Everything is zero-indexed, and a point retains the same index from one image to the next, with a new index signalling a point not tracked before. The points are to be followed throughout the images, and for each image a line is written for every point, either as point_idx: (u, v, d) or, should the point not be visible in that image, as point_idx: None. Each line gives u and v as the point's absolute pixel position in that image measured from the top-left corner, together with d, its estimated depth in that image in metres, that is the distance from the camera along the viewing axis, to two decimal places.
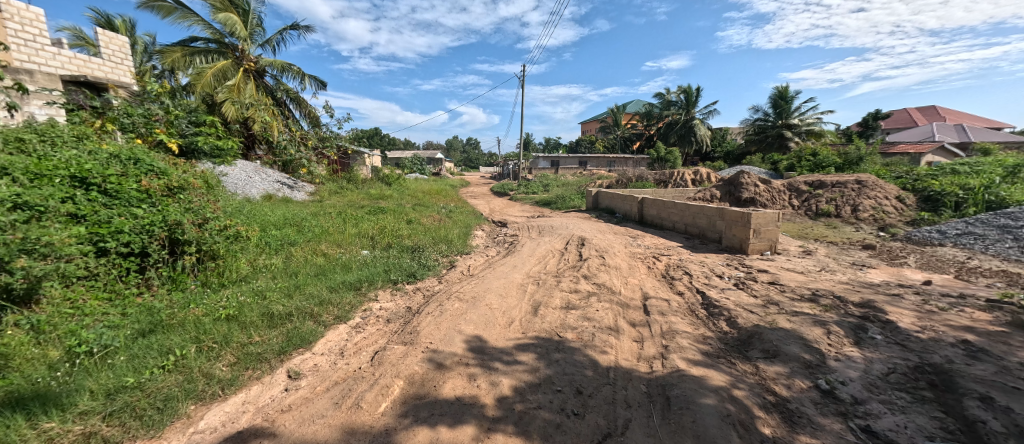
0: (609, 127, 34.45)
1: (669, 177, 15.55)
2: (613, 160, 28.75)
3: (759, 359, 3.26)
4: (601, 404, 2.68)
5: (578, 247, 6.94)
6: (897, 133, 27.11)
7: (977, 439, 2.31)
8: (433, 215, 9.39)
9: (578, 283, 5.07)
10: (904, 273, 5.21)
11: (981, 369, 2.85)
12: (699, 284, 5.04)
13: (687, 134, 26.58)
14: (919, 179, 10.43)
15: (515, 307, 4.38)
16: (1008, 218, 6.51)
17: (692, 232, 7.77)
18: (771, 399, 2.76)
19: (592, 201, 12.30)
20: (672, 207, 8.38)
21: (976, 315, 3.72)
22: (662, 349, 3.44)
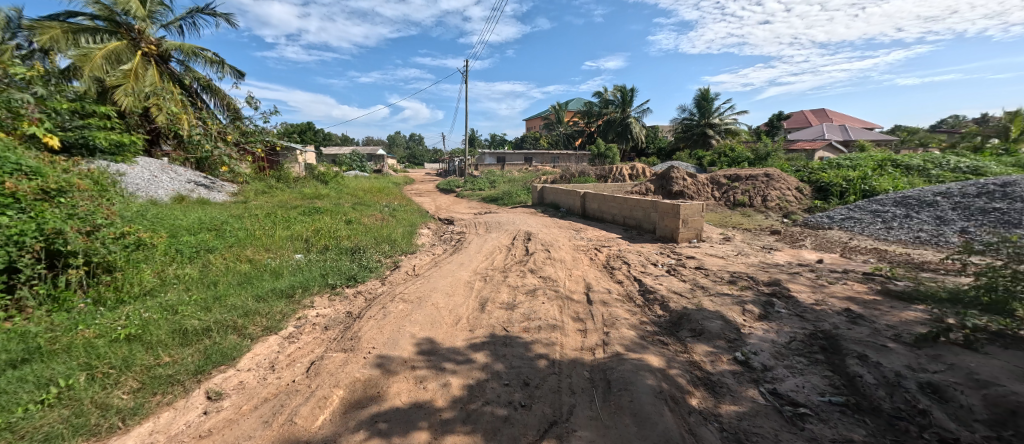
0: (552, 124, 35.30)
1: (609, 172, 16.33)
2: (557, 156, 29.55)
3: (688, 338, 3.61)
4: (547, 394, 2.84)
5: (525, 242, 7.12)
6: (799, 132, 30.52)
7: (856, 391, 2.75)
8: (375, 214, 9.13)
9: (524, 278, 5.25)
10: (802, 254, 5.99)
11: (859, 332, 3.39)
12: (637, 272, 5.42)
13: (624, 132, 27.97)
14: (813, 172, 11.93)
15: (463, 304, 4.45)
16: (878, 203, 7.67)
17: (630, 224, 8.27)
18: (697, 373, 3.08)
19: (537, 197, 12.60)
20: (610, 201, 8.84)
21: (856, 286, 4.40)
22: (603, 336, 3.70)
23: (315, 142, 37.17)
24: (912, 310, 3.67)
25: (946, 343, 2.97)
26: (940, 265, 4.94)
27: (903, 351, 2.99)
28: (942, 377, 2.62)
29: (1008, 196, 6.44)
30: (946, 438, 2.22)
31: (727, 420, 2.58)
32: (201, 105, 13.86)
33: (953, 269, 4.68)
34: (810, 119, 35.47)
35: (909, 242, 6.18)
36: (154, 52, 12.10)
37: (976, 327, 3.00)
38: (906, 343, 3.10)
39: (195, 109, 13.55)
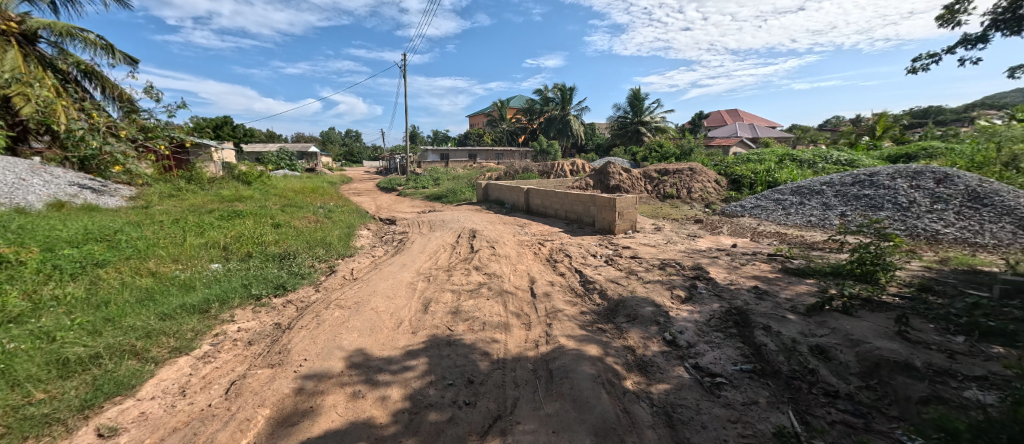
0: (494, 121, 35.41)
1: (551, 168, 16.79)
2: (501, 153, 29.71)
3: (623, 323, 3.88)
4: (491, 390, 2.93)
5: (470, 239, 7.16)
6: (719, 129, 33.36)
7: (762, 357, 3.12)
8: (307, 216, 8.65)
9: (469, 276, 5.30)
10: (721, 239, 6.64)
11: (765, 306, 3.85)
12: (578, 264, 5.69)
13: (564, 129, 28.82)
14: (729, 165, 13.17)
15: (405, 307, 4.41)
16: (779, 192, 8.66)
17: (571, 218, 8.60)
18: (631, 356, 3.33)
19: (482, 194, 12.63)
20: (552, 196, 9.12)
21: (762, 266, 4.98)
22: (546, 328, 3.86)
23: (237, 139, 34.14)
24: (805, 284, 4.23)
25: (830, 310, 3.48)
26: (827, 244, 5.73)
27: (798, 320, 3.45)
28: (827, 339, 3.07)
29: (876, 182, 7.59)
30: (829, 391, 2.61)
31: (656, 395, 2.83)
32: (83, 95, 12.20)
33: (837, 247, 5.44)
34: (728, 118, 38.94)
35: (804, 226, 7.08)
36: (14, 32, 10.52)
37: (852, 295, 3.55)
38: (801, 312, 3.58)
39: (75, 100, 11.83)
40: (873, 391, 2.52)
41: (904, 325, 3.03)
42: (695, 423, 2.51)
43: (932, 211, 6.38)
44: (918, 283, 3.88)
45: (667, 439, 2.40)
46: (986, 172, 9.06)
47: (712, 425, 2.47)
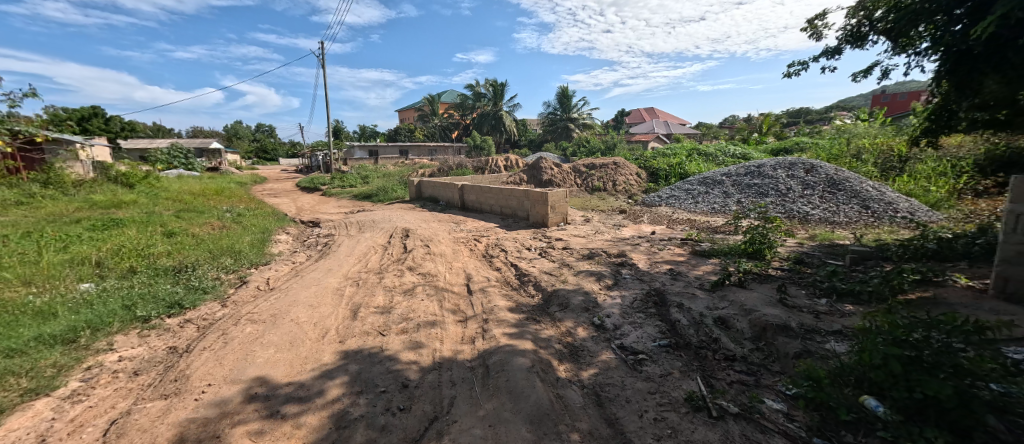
0: (424, 116, 34.54)
1: (485, 163, 16.86)
2: (434, 149, 29.14)
3: (557, 312, 4.04)
4: (427, 392, 2.84)
5: (403, 239, 6.99)
6: (640, 126, 35.76)
7: (676, 332, 3.45)
8: (210, 222, 7.83)
9: (402, 277, 5.18)
10: (643, 227, 7.19)
11: (678, 285, 4.28)
12: (513, 258, 5.82)
13: (496, 125, 28.98)
14: (648, 159, 14.21)
15: (330, 315, 4.20)
16: (689, 183, 9.55)
17: (506, 212, 8.73)
18: (567, 342, 3.45)
19: (415, 191, 12.32)
20: (486, 191, 9.19)
21: (677, 250, 5.50)
22: (483, 323, 3.88)
23: (118, 135, 29.57)
24: (711, 264, 4.74)
25: (730, 286, 3.95)
26: (729, 228, 6.45)
27: (705, 295, 3.88)
28: (727, 311, 3.49)
29: (764, 172, 8.68)
30: (728, 356, 2.97)
31: (589, 376, 2.94)
32: None
33: (736, 229, 6.15)
34: (647, 115, 41.91)
35: (709, 213, 7.89)
36: None
37: (746, 271, 4.06)
38: (707, 289, 4.02)
39: None
40: (765, 354, 2.90)
41: (784, 293, 3.56)
42: (620, 398, 2.64)
43: (805, 196, 7.49)
44: (796, 257, 4.55)
45: (598, 417, 2.49)
46: (848, 161, 10.77)
47: (635, 398, 2.60)
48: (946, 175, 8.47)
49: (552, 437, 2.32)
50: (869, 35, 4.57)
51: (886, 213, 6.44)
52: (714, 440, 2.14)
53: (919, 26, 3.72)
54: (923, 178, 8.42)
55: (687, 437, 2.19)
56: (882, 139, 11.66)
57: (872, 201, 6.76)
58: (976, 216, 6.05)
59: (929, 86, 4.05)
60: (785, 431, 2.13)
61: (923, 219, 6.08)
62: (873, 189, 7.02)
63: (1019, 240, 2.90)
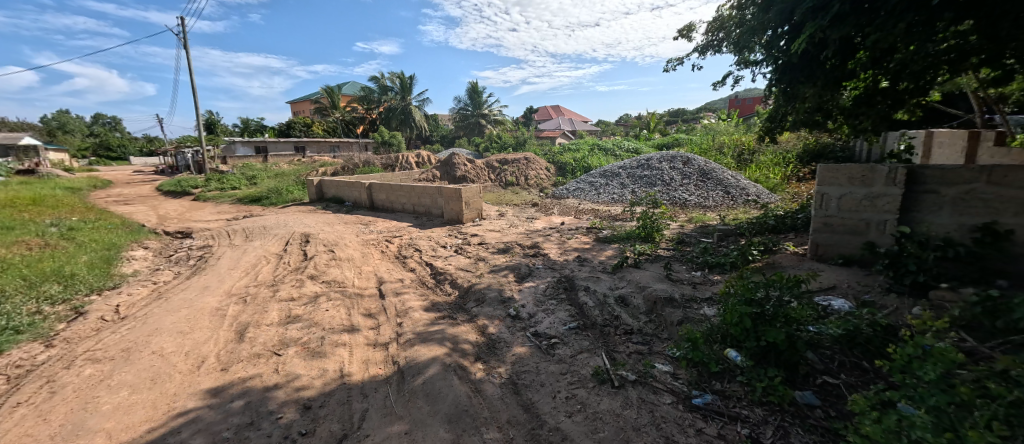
0: (323, 110, 31.95)
1: (395, 160, 16.25)
2: (336, 145, 27.19)
3: (473, 307, 4.05)
4: (334, 409, 2.63)
5: (301, 246, 6.46)
6: (548, 123, 37.36)
7: (584, 312, 3.67)
8: (30, 242, 6.38)
9: (302, 288, 4.79)
10: (553, 219, 7.58)
11: (585, 270, 4.62)
12: (428, 257, 5.72)
13: (405, 120, 28.00)
14: (555, 154, 14.97)
15: (210, 340, 3.71)
16: (591, 176, 10.29)
17: (419, 211, 8.55)
18: (484, 334, 3.45)
19: (315, 192, 11.42)
20: (397, 189, 8.89)
21: (584, 238, 5.92)
22: (397, 327, 3.73)
23: None
24: (612, 250, 5.19)
25: (627, 268, 4.40)
26: (626, 215, 7.10)
27: (608, 278, 4.25)
28: (626, 290, 3.87)
29: (652, 164, 9.72)
30: (629, 329, 3.25)
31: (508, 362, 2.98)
32: None
33: (632, 216, 6.80)
34: (554, 113, 43.94)
35: (609, 202, 8.60)
36: None
37: (640, 254, 4.57)
38: (609, 272, 4.41)
39: None
40: (657, 324, 3.22)
41: (669, 269, 4.09)
42: (536, 383, 2.67)
43: (684, 185, 8.58)
44: (678, 238, 5.22)
45: (514, 404, 2.50)
46: (718, 154, 12.53)
47: (549, 381, 2.65)
48: (787, 163, 10.34)
49: (471, 433, 2.29)
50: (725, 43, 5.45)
51: (741, 197, 7.75)
52: (617, 407, 2.26)
53: (757, 42, 4.49)
54: (772, 166, 10.19)
55: (595, 409, 2.28)
56: (742, 135, 13.78)
57: (732, 188, 8.06)
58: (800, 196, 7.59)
59: (767, 93, 4.89)
60: (673, 389, 2.33)
61: (766, 201, 7.44)
62: (732, 178, 8.39)
63: (824, 214, 3.51)
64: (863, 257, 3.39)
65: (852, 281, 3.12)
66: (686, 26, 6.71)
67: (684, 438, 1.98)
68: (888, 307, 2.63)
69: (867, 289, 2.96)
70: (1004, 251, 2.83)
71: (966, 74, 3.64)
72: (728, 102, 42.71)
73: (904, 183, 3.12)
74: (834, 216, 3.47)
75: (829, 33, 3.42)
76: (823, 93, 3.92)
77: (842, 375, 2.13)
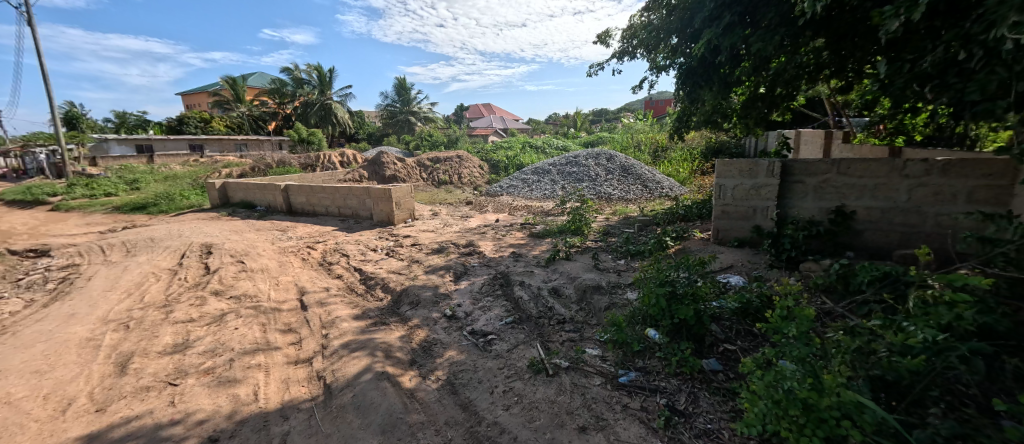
0: (225, 104, 28.67)
1: (315, 160, 15.16)
2: (244, 143, 24.46)
3: (407, 310, 3.87)
4: (247, 438, 2.34)
5: (202, 259, 5.76)
6: (479, 121, 37.42)
7: (519, 305, 3.71)
8: None
9: (205, 305, 4.25)
10: (488, 216, 7.61)
11: (520, 266, 4.69)
12: (356, 263, 5.38)
13: (326, 116, 26.21)
14: (487, 153, 15.06)
15: (81, 376, 3.14)
16: (523, 173, 10.52)
17: (345, 213, 8.11)
18: (420, 338, 3.30)
19: (218, 196, 10.30)
20: (319, 191, 8.34)
21: (519, 235, 6.04)
22: (323, 339, 3.42)
23: None
24: (546, 244, 5.37)
25: (559, 260, 4.60)
26: (558, 210, 7.38)
27: (542, 271, 4.37)
28: (559, 281, 4.02)
29: (580, 161, 10.18)
30: (563, 318, 3.34)
31: (444, 361, 2.92)
32: None
33: (563, 211, 7.07)
34: (484, 111, 44.09)
35: (541, 199, 8.86)
36: None
37: (571, 247, 4.80)
38: (543, 265, 4.55)
39: None
40: (587, 312, 3.39)
41: (597, 260, 4.35)
42: (473, 381, 2.62)
43: (608, 180, 9.12)
44: (604, 230, 5.56)
45: (452, 404, 2.44)
46: (638, 151, 13.46)
47: (486, 378, 2.63)
48: (698, 159, 11.42)
49: (407, 440, 2.19)
50: (638, 49, 5.92)
51: (657, 190, 8.45)
52: (552, 395, 2.33)
53: (665, 47, 4.88)
54: (685, 161, 11.20)
55: (531, 399, 2.33)
56: (657, 133, 14.96)
57: (650, 181, 8.76)
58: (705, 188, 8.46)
59: (676, 96, 5.35)
60: (602, 371, 2.48)
61: (678, 193, 8.22)
62: (650, 173, 9.12)
63: (722, 202, 3.94)
64: (753, 239, 3.88)
65: (743, 260, 3.58)
66: (604, 32, 7.14)
67: (613, 415, 2.11)
68: (771, 279, 3.07)
69: (754, 267, 3.42)
70: (854, 228, 3.45)
71: (821, 85, 4.36)
72: (645, 103, 46.03)
73: (779, 174, 3.62)
74: (729, 204, 3.92)
75: (720, 40, 3.83)
76: (717, 95, 4.46)
77: (738, 341, 2.44)
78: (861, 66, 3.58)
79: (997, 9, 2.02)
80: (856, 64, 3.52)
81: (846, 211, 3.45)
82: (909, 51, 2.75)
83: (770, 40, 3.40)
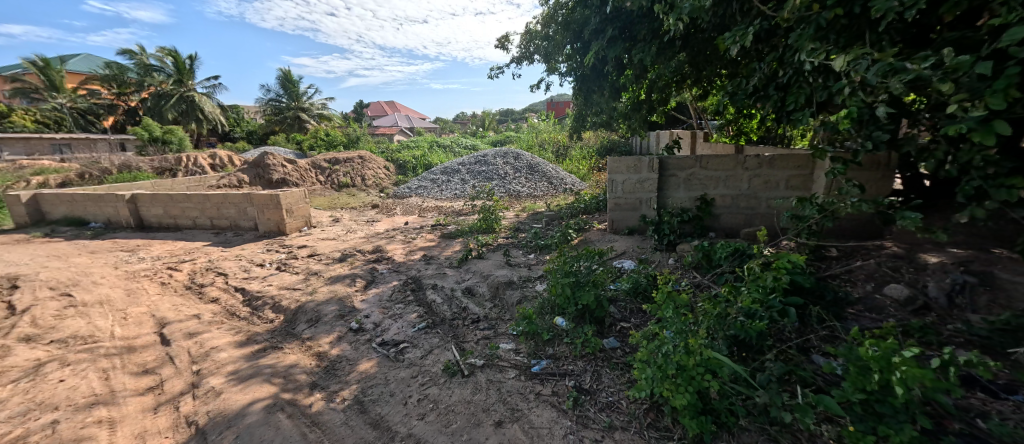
0: (28, 92, 22.78)
1: (176, 164, 12.85)
2: (65, 142, 18.21)
3: (305, 329, 3.51)
4: None
5: (7, 295, 4.54)
6: (381, 120, 35.83)
7: (431, 308, 3.65)
8: None
9: (14, 355, 3.35)
10: (395, 220, 7.31)
11: (431, 268, 4.60)
12: (237, 281, 4.69)
13: (189, 111, 22.10)
14: (390, 153, 14.46)
15: None
16: (432, 173, 10.35)
17: (220, 225, 7.11)
18: (319, 360, 3.02)
19: (31, 212, 8.25)
20: (183, 200, 7.22)
21: (429, 236, 5.93)
22: (193, 376, 2.94)
23: None
24: (457, 244, 5.37)
25: (472, 259, 4.64)
26: (469, 210, 7.43)
27: (454, 272, 4.35)
28: (472, 280, 4.05)
29: (488, 160, 10.33)
30: (475, 317, 3.36)
31: (350, 379, 2.74)
32: None
33: (474, 210, 7.13)
34: (386, 109, 42.21)
35: (452, 199, 8.80)
36: None
37: (482, 245, 4.89)
38: (455, 266, 4.54)
39: None
40: (501, 308, 3.46)
41: (508, 256, 4.47)
42: (384, 395, 2.51)
43: (516, 178, 9.42)
44: (514, 227, 5.75)
45: (361, 424, 2.30)
46: (542, 150, 14.09)
47: (398, 390, 2.53)
48: (595, 156, 12.35)
49: None
50: (536, 54, 6.25)
51: (561, 186, 8.95)
52: (467, 395, 2.35)
53: (561, 54, 5.22)
54: (584, 159, 12.03)
55: (447, 403, 2.31)
56: (559, 133, 15.78)
57: (554, 178, 9.25)
58: (602, 182, 9.18)
59: (573, 98, 5.73)
60: (516, 363, 2.57)
61: (579, 188, 8.82)
62: (554, 171, 9.63)
63: (615, 196, 4.34)
64: (641, 227, 4.33)
65: (633, 246, 4.00)
66: (502, 36, 7.37)
67: (527, 404, 2.20)
68: (655, 261, 3.48)
69: (642, 251, 3.85)
70: (718, 214, 4.05)
71: (689, 93, 5.05)
72: (548, 104, 48.27)
73: (657, 169, 4.09)
74: (620, 197, 4.32)
75: (608, 50, 4.22)
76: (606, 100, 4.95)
77: (632, 318, 2.72)
78: (714, 78, 4.19)
79: (802, 38, 2.54)
80: (710, 76, 4.14)
81: (708, 199, 4.03)
82: (745, 67, 3.33)
83: (646, 53, 3.85)
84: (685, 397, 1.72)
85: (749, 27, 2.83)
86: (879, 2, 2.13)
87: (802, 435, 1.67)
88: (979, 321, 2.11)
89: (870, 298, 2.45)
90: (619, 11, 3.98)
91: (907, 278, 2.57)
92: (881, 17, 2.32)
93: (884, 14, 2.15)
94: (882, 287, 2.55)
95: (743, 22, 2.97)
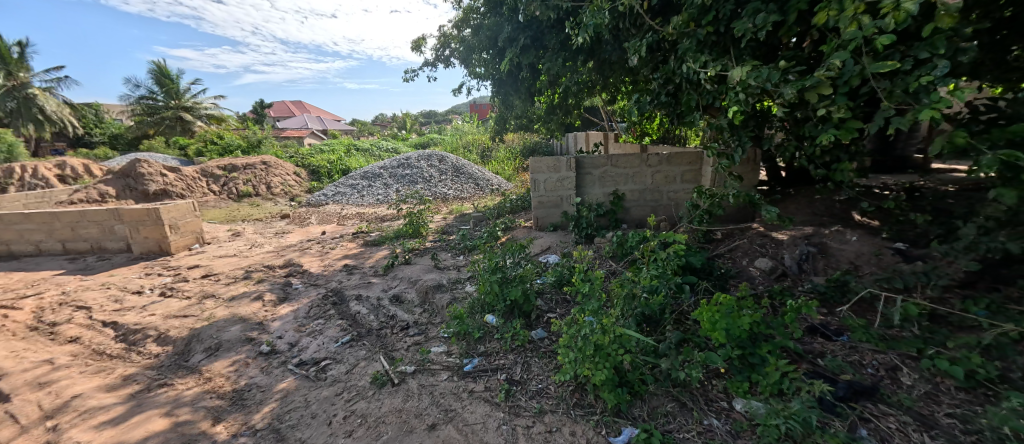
0: None
1: (6, 177, 10.45)
2: None
3: (202, 358, 3.14)
4: None
5: None
6: (288, 122, 33.06)
7: (354, 319, 3.48)
8: None
9: None
10: (309, 230, 6.82)
11: (353, 278, 4.39)
12: (106, 313, 4.03)
13: (24, 110, 18.17)
14: (298, 158, 13.38)
15: None
16: (351, 178, 9.81)
17: (75, 249, 6.03)
18: (220, 389, 2.72)
19: None
20: (22, 222, 6.01)
21: (349, 245, 5.64)
22: (47, 433, 2.46)
23: None
24: (382, 251, 5.18)
25: (399, 265, 4.50)
26: (394, 215, 7.18)
27: (380, 280, 4.19)
28: (400, 287, 3.94)
29: (412, 163, 10.08)
30: (405, 323, 3.27)
31: (260, 405, 2.51)
32: None
33: (399, 215, 6.90)
34: (292, 110, 39.01)
35: (375, 205, 8.43)
36: None
37: (408, 251, 4.78)
38: (381, 274, 4.37)
39: None
40: (431, 312, 3.41)
41: (436, 260, 4.42)
42: (305, 418, 2.34)
43: (442, 180, 9.31)
44: (441, 231, 5.68)
45: None
46: (466, 152, 14.10)
47: (320, 410, 2.37)
48: (518, 157, 12.67)
49: None
50: (453, 58, 6.26)
51: (487, 187, 9.05)
52: (398, 403, 2.28)
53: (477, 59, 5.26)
54: (507, 160, 12.25)
55: (376, 416, 2.22)
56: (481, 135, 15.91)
57: (479, 179, 9.32)
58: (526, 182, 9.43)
59: (492, 102, 5.81)
60: (448, 365, 2.55)
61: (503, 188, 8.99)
62: (479, 172, 9.71)
63: (538, 195, 4.49)
64: (563, 224, 4.53)
65: (556, 241, 4.18)
66: (417, 38, 7.24)
67: (459, 403, 2.20)
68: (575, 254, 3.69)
69: (565, 245, 4.04)
70: (629, 208, 4.39)
71: (600, 98, 5.42)
72: (471, 106, 48.12)
73: (575, 168, 4.32)
74: (543, 196, 4.48)
75: (523, 57, 4.35)
76: (525, 103, 5.16)
77: (557, 309, 2.86)
78: (620, 85, 4.54)
79: (685, 53, 2.86)
80: (615, 83, 4.48)
81: (620, 194, 4.35)
82: (643, 76, 3.67)
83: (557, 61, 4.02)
84: (603, 372, 1.85)
85: (644, 41, 3.13)
86: (739, 23, 2.49)
87: (697, 392, 1.91)
88: (819, 283, 2.60)
89: (745, 271, 2.87)
90: (530, 22, 4.13)
91: (770, 251, 3.05)
92: (741, 36, 2.71)
93: (744, 33, 2.52)
94: (754, 262, 2.98)
95: (637, 35, 3.27)
